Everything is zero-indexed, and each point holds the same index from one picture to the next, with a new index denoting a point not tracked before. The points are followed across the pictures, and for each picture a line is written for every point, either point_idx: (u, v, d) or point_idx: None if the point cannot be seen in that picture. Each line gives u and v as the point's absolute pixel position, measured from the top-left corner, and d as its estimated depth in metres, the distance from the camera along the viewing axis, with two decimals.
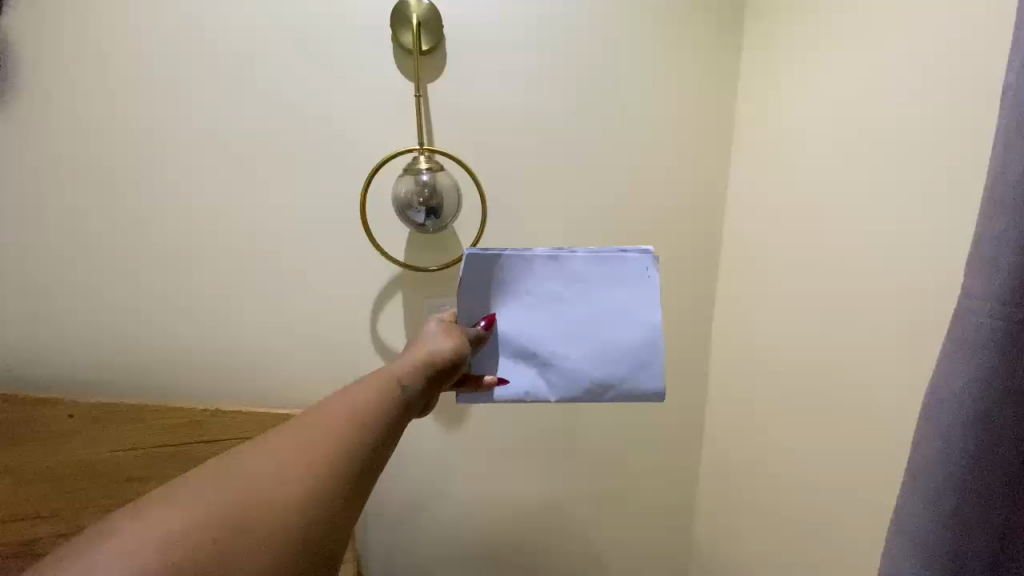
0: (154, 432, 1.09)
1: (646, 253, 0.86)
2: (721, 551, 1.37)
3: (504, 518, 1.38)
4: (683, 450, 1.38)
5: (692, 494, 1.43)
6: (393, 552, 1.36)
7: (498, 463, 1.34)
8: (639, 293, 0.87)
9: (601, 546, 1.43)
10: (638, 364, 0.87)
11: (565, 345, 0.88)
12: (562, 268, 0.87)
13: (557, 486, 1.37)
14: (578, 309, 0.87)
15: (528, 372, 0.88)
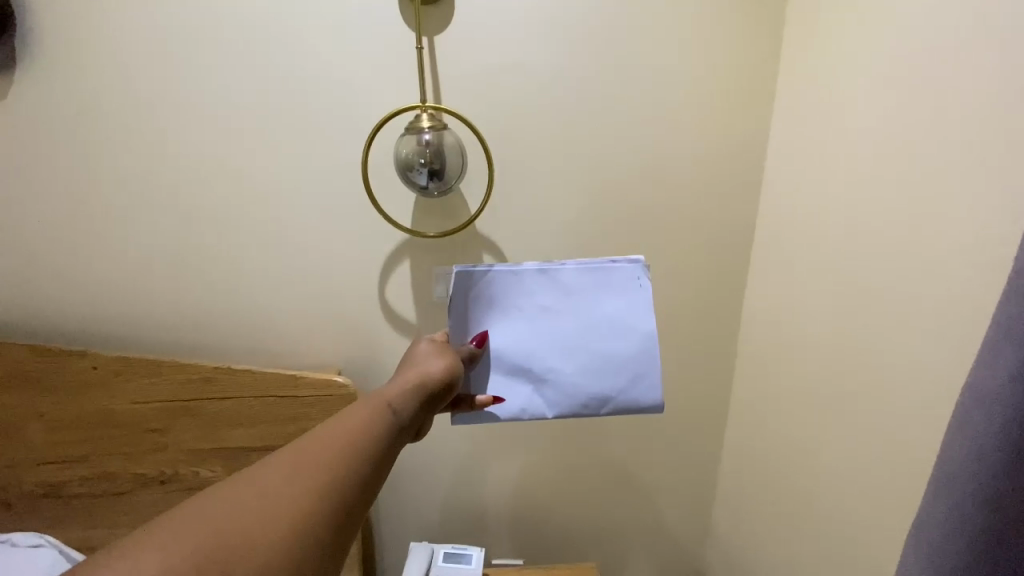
0: (170, 386, 1.13)
1: (635, 262, 0.90)
2: (737, 535, 1.32)
3: (513, 488, 1.37)
4: (701, 427, 1.33)
5: (710, 473, 1.38)
6: (403, 516, 1.38)
7: (507, 433, 1.32)
8: (630, 302, 0.90)
9: (611, 520, 1.42)
10: (630, 377, 0.89)
11: (560, 360, 0.89)
12: (553, 282, 0.89)
13: (568, 459, 1.35)
14: (570, 323, 0.90)
15: (525, 390, 0.87)
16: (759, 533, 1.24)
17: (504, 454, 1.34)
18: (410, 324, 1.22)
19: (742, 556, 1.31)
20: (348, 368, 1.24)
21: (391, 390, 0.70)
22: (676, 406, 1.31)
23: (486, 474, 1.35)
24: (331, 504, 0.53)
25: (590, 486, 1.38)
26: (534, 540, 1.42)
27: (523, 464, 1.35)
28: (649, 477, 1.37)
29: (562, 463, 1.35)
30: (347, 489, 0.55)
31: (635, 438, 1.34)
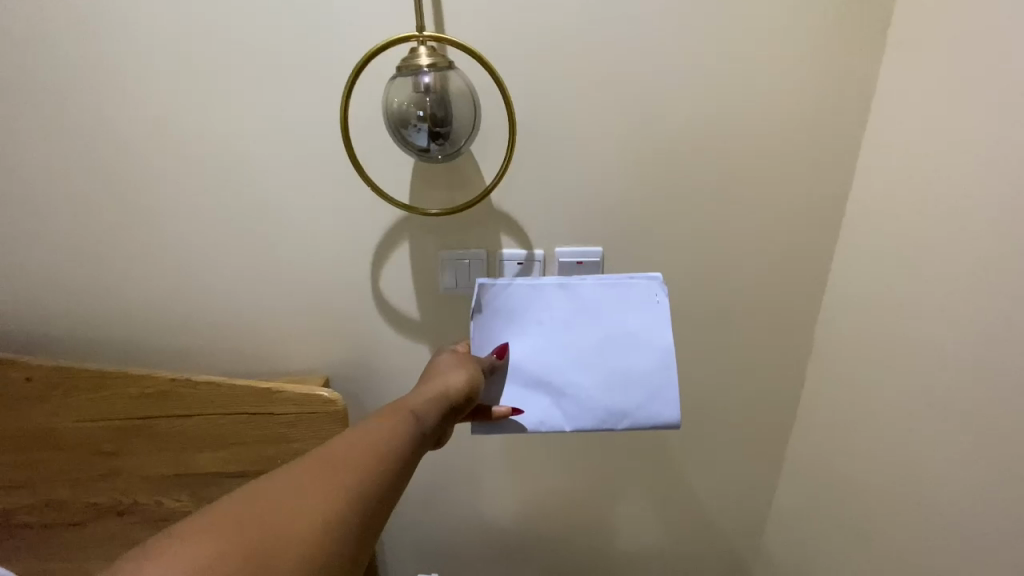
0: (121, 401, 0.92)
1: (653, 278, 0.78)
2: (799, 568, 1.11)
3: (534, 507, 1.17)
4: (762, 440, 1.10)
5: (767, 491, 1.16)
6: (408, 535, 1.20)
7: (527, 446, 1.10)
8: (650, 319, 0.77)
9: (647, 541, 1.22)
10: (653, 396, 0.76)
11: (575, 374, 0.77)
12: (567, 294, 0.78)
13: (599, 476, 1.13)
14: (590, 334, 0.78)
15: (541, 404, 0.76)
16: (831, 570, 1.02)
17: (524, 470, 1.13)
18: (409, 319, 0.99)
19: None
20: (336, 372, 1.03)
21: (410, 400, 0.58)
22: (734, 414, 1.08)
23: (501, 491, 1.15)
24: (334, 546, 0.42)
25: (624, 505, 1.17)
26: (556, 561, 1.23)
27: (545, 481, 1.14)
28: (694, 495, 1.16)
29: (592, 480, 1.14)
30: (354, 528, 0.43)
31: (681, 451, 1.11)
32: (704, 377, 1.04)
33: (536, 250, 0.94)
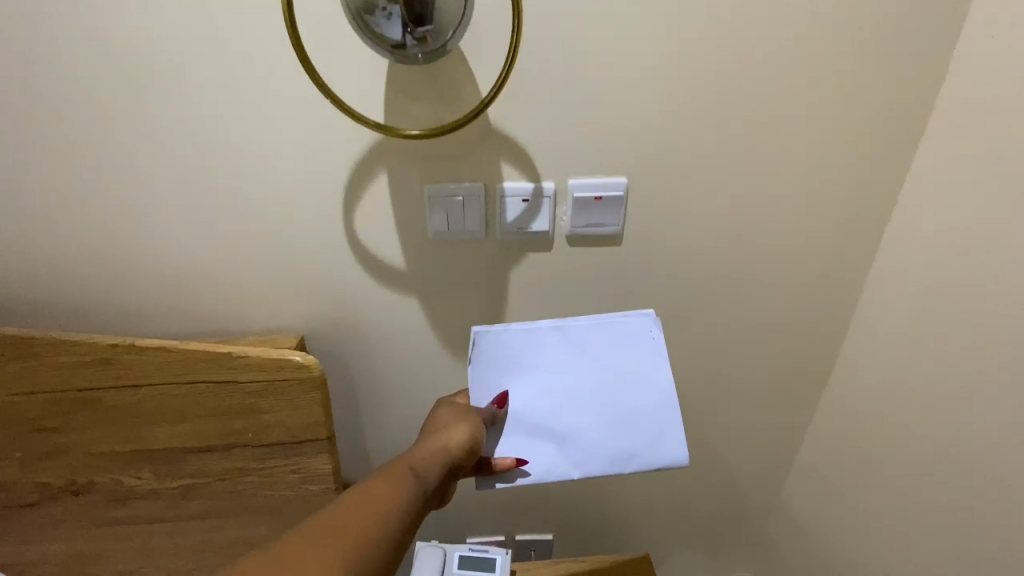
0: (57, 371, 0.78)
1: (646, 314, 0.74)
2: (822, 526, 1.04)
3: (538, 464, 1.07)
4: (791, 392, 0.99)
5: (792, 445, 1.06)
6: None
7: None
8: (648, 357, 0.74)
9: (659, 496, 1.14)
10: (659, 433, 0.71)
11: (578, 419, 0.72)
12: (563, 337, 0.74)
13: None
14: (588, 374, 0.73)
15: (546, 453, 0.71)
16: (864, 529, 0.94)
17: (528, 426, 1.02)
18: (392, 269, 0.83)
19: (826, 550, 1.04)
20: (309, 329, 0.88)
21: (415, 454, 0.58)
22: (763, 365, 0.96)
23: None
24: None
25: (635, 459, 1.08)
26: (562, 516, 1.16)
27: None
28: (712, 449, 1.07)
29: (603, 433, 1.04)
30: None
31: (701, 404, 1.01)
32: (735, 326, 0.91)
33: (546, 182, 0.76)
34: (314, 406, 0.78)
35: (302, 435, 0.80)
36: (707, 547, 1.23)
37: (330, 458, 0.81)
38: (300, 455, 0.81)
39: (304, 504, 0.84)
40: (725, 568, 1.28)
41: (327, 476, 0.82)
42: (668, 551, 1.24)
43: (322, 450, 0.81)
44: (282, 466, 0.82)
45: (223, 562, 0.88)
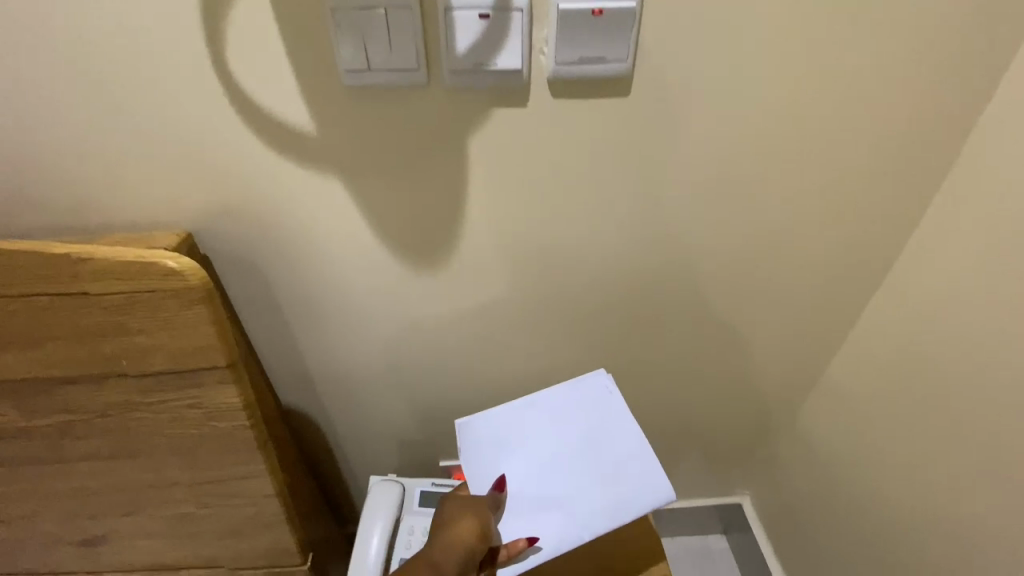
0: None
1: (599, 373, 0.78)
2: (833, 457, 0.92)
3: (518, 383, 0.90)
4: (829, 293, 0.80)
5: (819, 359, 0.89)
6: (359, 439, 0.97)
7: (508, 310, 0.79)
8: (614, 412, 0.75)
9: (660, 419, 0.98)
10: (640, 472, 0.69)
11: (570, 481, 0.69)
12: (536, 412, 0.76)
13: (606, 344, 0.85)
14: (567, 437, 0.73)
15: (554, 524, 0.66)
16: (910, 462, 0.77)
17: (506, 341, 0.83)
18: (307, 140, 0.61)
19: (840, 485, 0.92)
20: (205, 218, 0.66)
21: (429, 551, 0.56)
22: (800, 257, 0.76)
23: (475, 367, 0.87)
24: None
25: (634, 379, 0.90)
26: None
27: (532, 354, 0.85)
28: (727, 365, 0.90)
29: (596, 351, 0.85)
30: None
31: (717, 311, 0.82)
32: (774, 206, 0.70)
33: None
34: (203, 325, 0.58)
35: (193, 364, 0.60)
36: (711, 466, 1.12)
37: (237, 392, 0.62)
38: (195, 388, 0.61)
39: (213, 447, 0.66)
40: (728, 486, 1.18)
41: (235, 414, 0.63)
42: (667, 472, 1.12)
43: (224, 381, 0.61)
44: (175, 403, 0.62)
45: (130, 510, 0.72)
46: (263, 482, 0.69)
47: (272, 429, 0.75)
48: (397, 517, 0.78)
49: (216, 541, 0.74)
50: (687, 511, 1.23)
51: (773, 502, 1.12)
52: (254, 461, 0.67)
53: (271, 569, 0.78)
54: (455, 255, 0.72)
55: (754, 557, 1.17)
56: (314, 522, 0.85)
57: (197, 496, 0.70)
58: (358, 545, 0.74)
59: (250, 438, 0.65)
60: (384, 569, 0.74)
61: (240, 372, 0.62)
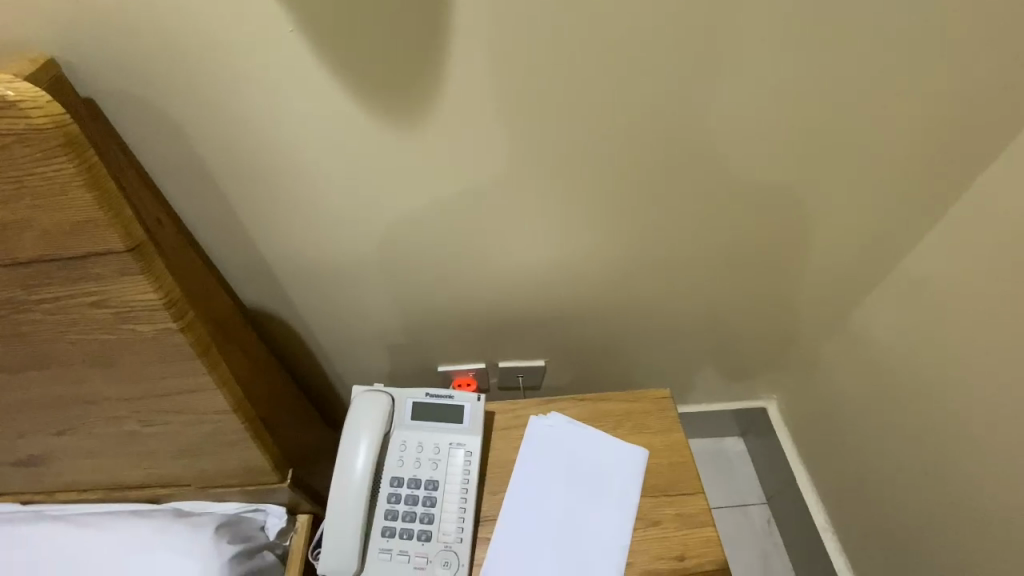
0: None
1: (539, 416, 0.73)
2: (883, 346, 0.83)
3: (530, 264, 0.76)
4: (912, 138, 0.66)
5: (882, 228, 0.77)
6: (346, 345, 0.85)
7: (519, 166, 0.64)
8: (576, 435, 0.71)
9: (687, 305, 0.87)
10: (617, 460, 0.69)
11: (586, 516, 0.65)
12: (513, 475, 0.69)
13: (635, 211, 0.71)
14: (552, 496, 0.67)
15: (607, 572, 0.61)
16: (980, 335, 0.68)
17: (515, 209, 0.69)
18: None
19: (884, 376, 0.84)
20: (79, 38, 0.48)
21: None
22: (883, 87, 0.61)
23: (477, 244, 0.72)
24: None
25: (665, 255, 0.78)
26: (559, 337, 0.90)
27: (551, 224, 0.71)
28: (771, 235, 0.77)
29: (624, 217, 0.72)
30: None
31: (769, 164, 0.68)
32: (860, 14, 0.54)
33: None
34: (74, 189, 0.42)
35: (79, 246, 0.44)
36: (737, 366, 1.03)
37: (149, 285, 0.47)
38: (92, 281, 0.46)
39: (139, 356, 0.52)
40: (751, 390, 1.10)
41: (156, 314, 0.49)
42: (691, 372, 1.03)
43: (129, 271, 0.46)
44: (72, 300, 0.48)
45: (62, 429, 0.59)
46: (214, 396, 0.56)
47: (223, 333, 0.62)
48: (385, 432, 0.65)
49: (173, 460, 0.63)
50: (704, 417, 1.16)
51: (800, 403, 1.04)
52: (195, 372, 0.53)
53: (246, 487, 0.68)
54: (452, 87, 0.56)
55: (773, 460, 1.12)
56: (295, 432, 0.75)
57: (137, 412, 0.57)
58: (341, 457, 0.63)
59: (183, 345, 0.51)
60: (372, 489, 0.63)
61: (149, 258, 0.47)
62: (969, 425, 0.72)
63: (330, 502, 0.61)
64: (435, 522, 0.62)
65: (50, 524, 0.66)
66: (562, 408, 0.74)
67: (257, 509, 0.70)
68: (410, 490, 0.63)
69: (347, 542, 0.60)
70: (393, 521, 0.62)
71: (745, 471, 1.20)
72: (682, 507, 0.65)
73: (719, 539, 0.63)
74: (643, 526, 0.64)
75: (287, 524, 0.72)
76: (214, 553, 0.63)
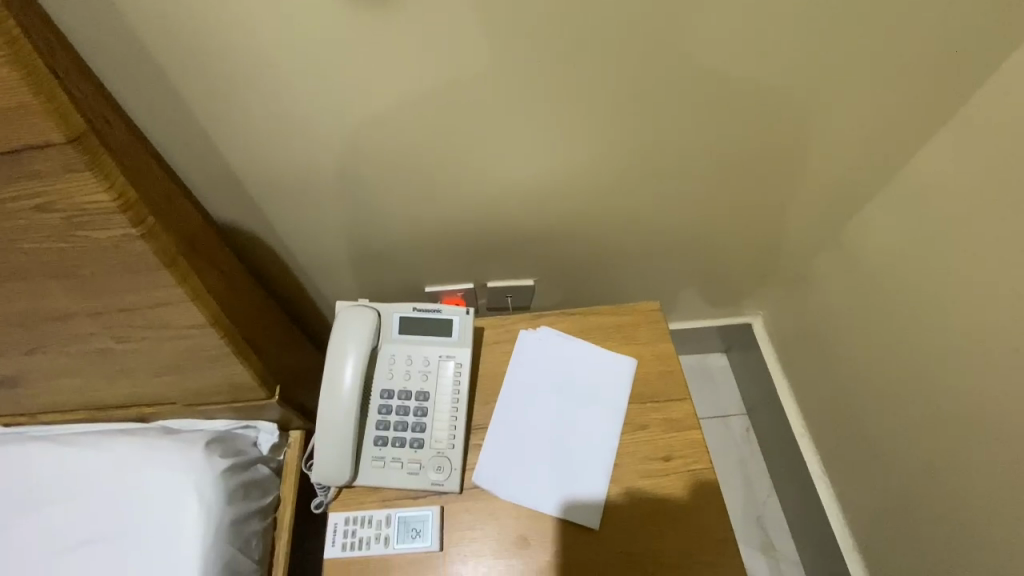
0: None
1: (529, 333, 0.72)
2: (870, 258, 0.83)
3: (518, 175, 0.72)
4: (924, 28, 0.62)
5: (880, 135, 0.74)
6: (329, 263, 0.82)
7: (500, 57, 0.58)
8: (567, 350, 0.71)
9: (680, 220, 0.85)
10: (608, 373, 0.69)
11: (578, 428, 0.66)
12: (504, 391, 0.68)
13: (628, 114, 0.67)
14: (545, 405, 0.67)
15: (597, 475, 0.63)
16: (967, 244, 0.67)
17: (499, 111, 0.64)
18: None
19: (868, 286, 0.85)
20: None
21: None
22: None
23: (461, 151, 0.68)
24: None
25: (657, 165, 0.75)
26: (548, 256, 0.88)
27: (539, 129, 0.67)
28: (770, 142, 0.74)
29: (617, 122, 0.67)
30: None
31: (771, 61, 0.63)
32: None
33: None
34: None
35: (12, 140, 0.41)
36: (725, 283, 1.03)
37: (99, 184, 0.43)
38: (33, 180, 0.43)
39: (101, 267, 0.48)
40: (738, 307, 1.11)
41: (112, 219, 0.45)
42: (680, 290, 1.03)
43: (74, 167, 0.42)
44: (14, 202, 0.43)
45: (31, 348, 0.56)
46: (188, 310, 0.53)
47: (195, 247, 0.58)
48: (373, 346, 0.64)
49: (155, 378, 0.61)
50: (691, 334, 1.18)
51: (786, 318, 1.06)
52: (164, 284, 0.51)
53: (234, 404, 0.67)
54: None
55: (756, 374, 1.16)
56: (281, 351, 0.74)
57: (109, 328, 0.54)
58: (329, 372, 0.62)
59: (147, 253, 0.48)
60: (362, 401, 0.62)
61: (95, 153, 0.43)
62: (939, 330, 0.73)
63: (320, 414, 0.61)
64: (428, 431, 0.62)
65: (36, 445, 0.65)
66: (553, 322, 0.73)
67: (248, 426, 0.70)
68: (401, 402, 0.63)
69: (340, 451, 0.61)
70: (386, 431, 0.62)
71: (728, 386, 1.24)
72: (670, 412, 0.67)
73: (704, 441, 0.65)
74: (633, 430, 0.66)
75: (279, 440, 0.72)
76: (208, 465, 0.63)
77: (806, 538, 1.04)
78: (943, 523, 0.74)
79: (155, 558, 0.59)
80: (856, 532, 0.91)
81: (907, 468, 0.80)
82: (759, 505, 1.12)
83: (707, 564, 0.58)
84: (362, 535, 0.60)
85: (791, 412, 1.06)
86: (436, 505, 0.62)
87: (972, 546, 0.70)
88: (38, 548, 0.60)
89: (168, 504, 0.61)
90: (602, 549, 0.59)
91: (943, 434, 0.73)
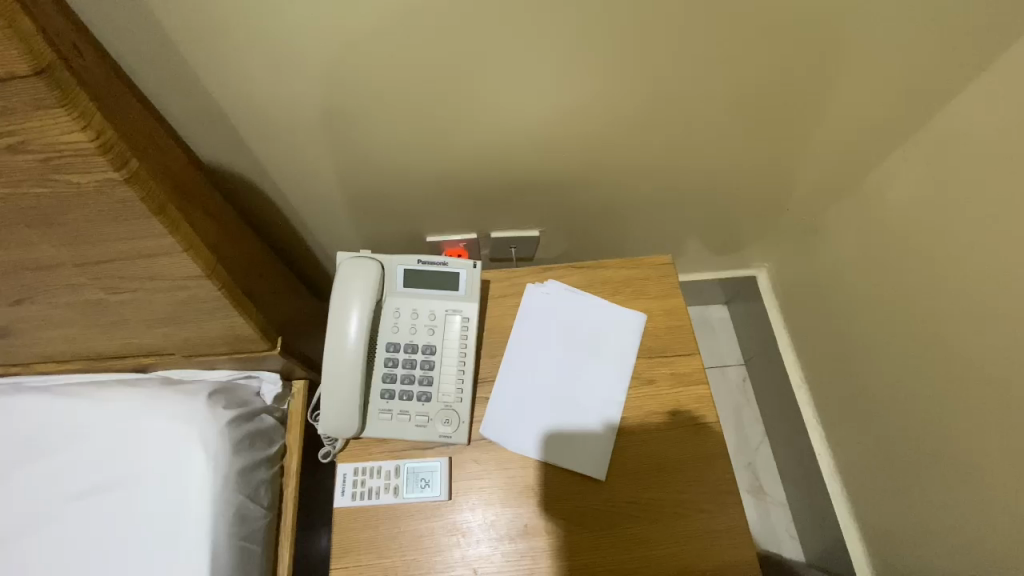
0: None
1: (539, 288, 0.70)
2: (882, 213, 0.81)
3: (525, 122, 0.68)
4: None
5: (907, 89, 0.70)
6: (328, 209, 0.78)
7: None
8: (576, 304, 0.69)
9: (691, 170, 0.82)
10: (614, 328, 0.68)
11: (581, 379, 0.66)
12: (513, 346, 0.68)
13: (641, 58, 0.62)
14: (550, 358, 0.67)
15: (600, 424, 0.64)
16: (985, 208, 0.65)
17: (506, 51, 0.59)
18: None
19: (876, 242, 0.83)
20: None
21: None
22: None
23: (464, 94, 0.63)
24: None
25: (671, 113, 0.71)
26: (555, 206, 0.85)
27: (548, 73, 0.62)
28: (790, 90, 0.70)
29: (629, 66, 0.63)
30: None
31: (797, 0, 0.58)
32: None
33: None
34: None
35: None
36: (732, 235, 1.02)
37: (73, 123, 0.39)
38: None
39: (83, 213, 0.45)
40: (742, 259, 1.11)
41: (91, 162, 0.41)
42: (686, 241, 1.02)
43: (43, 104, 0.38)
44: None
45: (18, 299, 0.53)
46: (181, 260, 0.51)
47: (183, 193, 0.54)
48: (377, 299, 0.62)
49: (151, 331, 0.59)
50: (693, 285, 1.18)
51: (791, 272, 1.05)
52: (154, 233, 0.48)
53: (234, 355, 0.66)
54: None
55: (755, 326, 1.17)
56: (281, 303, 0.72)
57: (98, 278, 0.51)
58: (332, 326, 0.60)
59: (133, 200, 0.44)
60: (367, 355, 0.61)
61: (66, 88, 0.39)
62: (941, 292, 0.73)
63: (324, 368, 0.60)
64: (434, 385, 0.62)
65: (37, 394, 0.64)
66: (560, 276, 0.71)
67: (250, 376, 0.70)
68: (407, 355, 0.62)
69: (345, 405, 0.60)
70: (392, 384, 0.62)
71: (727, 337, 1.26)
72: (678, 367, 0.66)
73: (710, 396, 0.65)
74: (640, 384, 0.66)
75: (283, 390, 0.72)
76: (211, 416, 0.63)
77: (795, 482, 1.08)
78: (928, 471, 0.77)
79: (163, 504, 0.59)
80: (844, 478, 0.95)
81: (898, 420, 0.82)
82: (750, 451, 1.16)
83: (711, 514, 0.60)
84: (371, 486, 0.61)
85: (790, 364, 1.07)
86: (444, 456, 0.62)
87: (954, 494, 0.73)
88: (48, 494, 0.60)
89: (174, 454, 0.61)
90: (608, 497, 0.61)
91: (936, 392, 0.74)
